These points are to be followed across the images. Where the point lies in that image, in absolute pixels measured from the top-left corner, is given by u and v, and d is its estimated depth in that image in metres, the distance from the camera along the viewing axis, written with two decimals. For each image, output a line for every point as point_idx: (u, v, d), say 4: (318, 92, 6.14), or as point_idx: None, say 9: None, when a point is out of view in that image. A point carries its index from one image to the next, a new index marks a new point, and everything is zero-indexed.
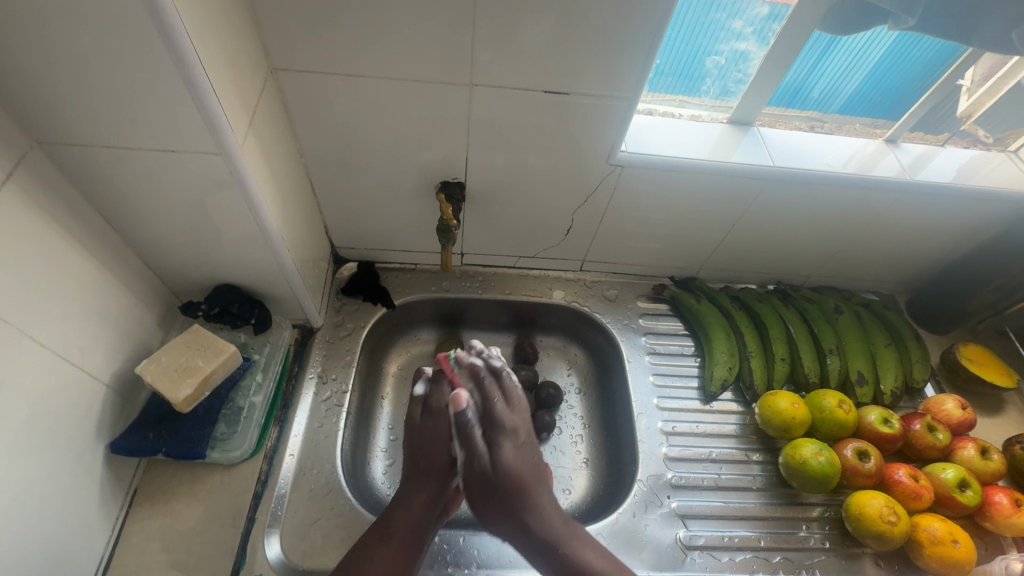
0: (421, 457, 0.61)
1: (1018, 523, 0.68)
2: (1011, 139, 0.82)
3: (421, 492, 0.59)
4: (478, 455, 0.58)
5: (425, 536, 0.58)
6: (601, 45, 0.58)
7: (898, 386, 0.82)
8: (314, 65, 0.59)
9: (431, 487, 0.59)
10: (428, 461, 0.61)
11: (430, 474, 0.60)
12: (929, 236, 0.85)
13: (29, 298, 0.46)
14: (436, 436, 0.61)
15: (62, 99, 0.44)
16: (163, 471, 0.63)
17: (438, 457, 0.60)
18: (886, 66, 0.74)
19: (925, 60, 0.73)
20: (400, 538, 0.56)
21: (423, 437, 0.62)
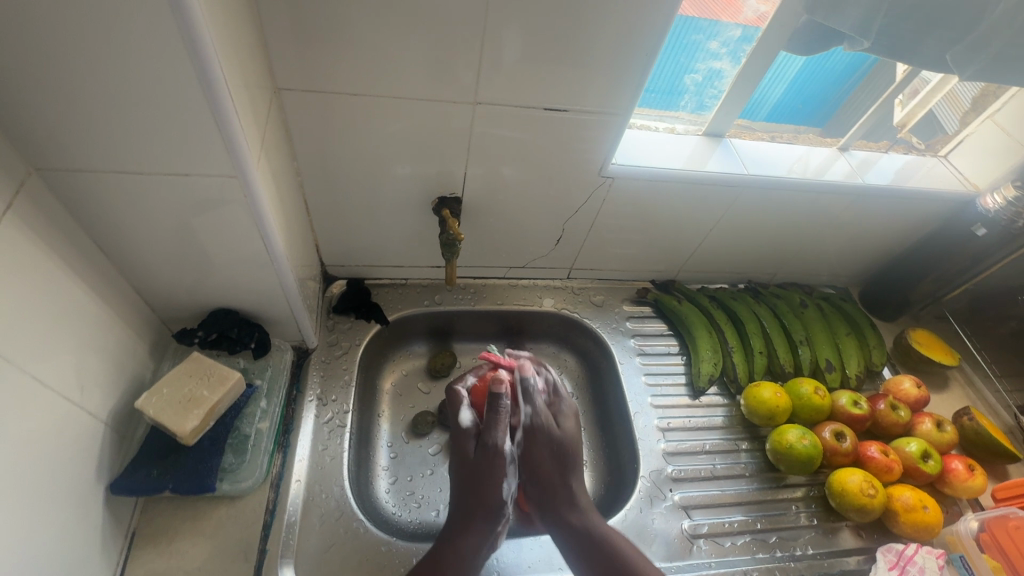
0: (470, 489, 0.64)
1: (973, 485, 0.76)
2: (940, 145, 0.93)
3: (472, 529, 0.62)
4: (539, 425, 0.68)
5: (473, 574, 0.60)
6: (591, 65, 0.63)
7: (861, 371, 0.90)
8: (319, 84, 0.61)
9: (480, 529, 0.62)
10: (479, 496, 0.64)
11: (483, 507, 0.63)
12: (878, 234, 0.94)
13: (25, 331, 0.45)
14: (483, 468, 0.65)
15: (67, 125, 0.43)
16: (164, 510, 0.61)
17: (490, 488, 0.64)
18: (804, 79, 0.82)
19: (838, 71, 0.81)
20: (461, 570, 0.59)
21: (458, 451, 0.67)
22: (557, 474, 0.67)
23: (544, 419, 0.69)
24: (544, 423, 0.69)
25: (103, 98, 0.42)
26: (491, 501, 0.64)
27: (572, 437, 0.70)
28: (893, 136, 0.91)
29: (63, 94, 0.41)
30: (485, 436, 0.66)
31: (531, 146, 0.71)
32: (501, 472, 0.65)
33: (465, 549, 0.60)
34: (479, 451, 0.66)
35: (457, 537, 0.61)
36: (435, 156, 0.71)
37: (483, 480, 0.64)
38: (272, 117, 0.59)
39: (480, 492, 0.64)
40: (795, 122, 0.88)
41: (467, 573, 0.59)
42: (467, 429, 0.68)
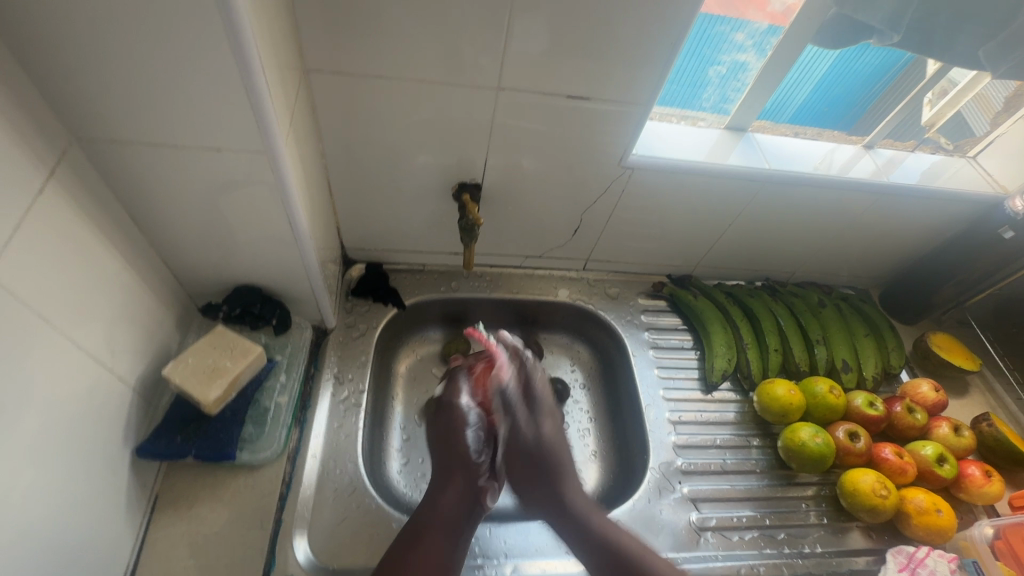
0: (446, 450, 0.65)
1: (989, 491, 0.75)
2: (968, 146, 0.90)
3: (450, 486, 0.62)
4: (523, 429, 0.67)
5: (457, 531, 0.59)
6: (616, 54, 0.63)
7: (878, 373, 0.89)
8: (347, 66, 0.62)
9: (459, 483, 0.62)
10: (455, 455, 0.64)
11: (460, 467, 0.63)
12: (902, 235, 0.93)
13: (62, 295, 0.47)
14: (453, 426, 0.66)
15: (108, 97, 0.45)
16: (185, 476, 0.63)
17: (462, 446, 0.65)
18: (832, 79, 0.81)
19: (867, 72, 0.80)
20: (440, 527, 0.58)
21: (443, 428, 0.67)
22: (535, 475, 0.65)
23: (524, 426, 0.67)
24: (524, 436, 0.67)
25: (142, 72, 0.43)
26: (468, 461, 0.64)
27: (551, 439, 0.67)
28: (919, 135, 0.89)
29: (106, 66, 0.42)
30: (458, 400, 0.68)
31: (552, 135, 0.72)
32: (466, 427, 0.66)
33: (444, 506, 0.60)
34: (454, 412, 0.67)
35: (440, 493, 0.61)
36: (457, 142, 0.72)
37: (453, 439, 0.65)
38: (301, 98, 0.60)
39: (452, 452, 0.64)
40: (819, 126, 0.87)
41: (447, 530, 0.58)
42: (451, 398, 0.69)
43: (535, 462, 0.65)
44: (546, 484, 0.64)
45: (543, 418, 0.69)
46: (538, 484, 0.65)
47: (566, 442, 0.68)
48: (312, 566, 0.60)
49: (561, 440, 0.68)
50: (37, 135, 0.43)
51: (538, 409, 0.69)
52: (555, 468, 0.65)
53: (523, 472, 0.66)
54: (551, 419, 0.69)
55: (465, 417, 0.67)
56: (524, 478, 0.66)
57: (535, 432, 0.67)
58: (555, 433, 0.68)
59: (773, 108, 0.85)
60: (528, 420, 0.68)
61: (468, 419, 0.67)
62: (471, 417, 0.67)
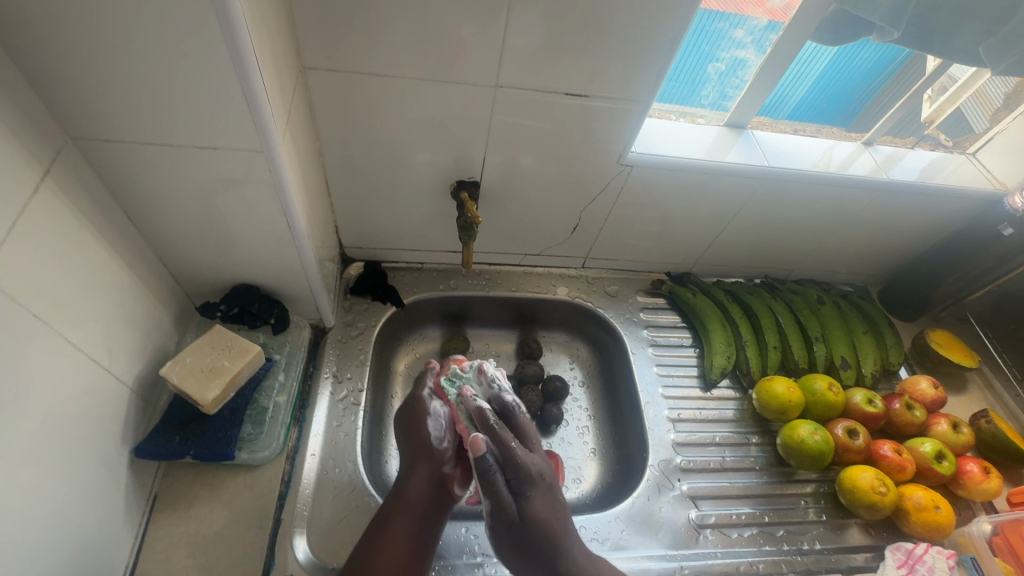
0: (410, 440, 0.65)
1: (987, 488, 0.75)
2: (969, 143, 0.90)
3: (416, 472, 0.63)
4: (506, 504, 0.60)
5: (425, 516, 0.60)
6: (616, 51, 0.62)
7: (877, 369, 0.89)
8: (344, 64, 0.61)
9: (424, 470, 0.63)
10: (418, 442, 0.65)
11: (422, 454, 0.64)
12: (901, 232, 0.93)
13: (59, 294, 0.47)
14: (414, 416, 0.67)
15: (102, 96, 0.44)
16: (185, 475, 0.63)
17: (422, 433, 0.65)
18: (831, 76, 0.81)
19: (865, 69, 0.80)
20: (407, 512, 0.59)
21: (407, 417, 0.67)
22: (523, 553, 0.59)
23: (506, 502, 0.60)
24: (512, 509, 0.60)
25: (138, 70, 0.43)
26: (430, 448, 0.64)
27: (546, 516, 0.60)
28: (919, 133, 0.89)
29: (101, 65, 0.42)
30: (421, 391, 0.69)
31: (550, 133, 0.71)
32: (428, 417, 0.66)
33: (409, 490, 0.61)
34: (416, 403, 0.68)
35: (406, 478, 0.62)
36: (455, 139, 0.71)
37: (414, 427, 0.66)
38: (298, 96, 0.60)
39: (415, 441, 0.65)
40: (819, 122, 0.87)
41: (413, 515, 0.59)
42: (416, 391, 0.70)
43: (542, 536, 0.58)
44: (539, 560, 0.58)
45: (530, 492, 0.61)
46: (529, 557, 0.58)
47: (558, 512, 0.61)
48: (312, 565, 0.60)
49: (551, 513, 0.61)
50: (31, 134, 0.43)
51: (525, 480, 0.61)
52: (547, 540, 0.59)
53: (528, 557, 0.58)
54: (541, 492, 0.62)
55: (426, 408, 0.67)
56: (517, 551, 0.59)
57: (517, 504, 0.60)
58: (545, 509, 0.61)
59: (770, 105, 0.85)
60: (518, 475, 0.61)
61: (430, 409, 0.67)
62: (434, 407, 0.67)
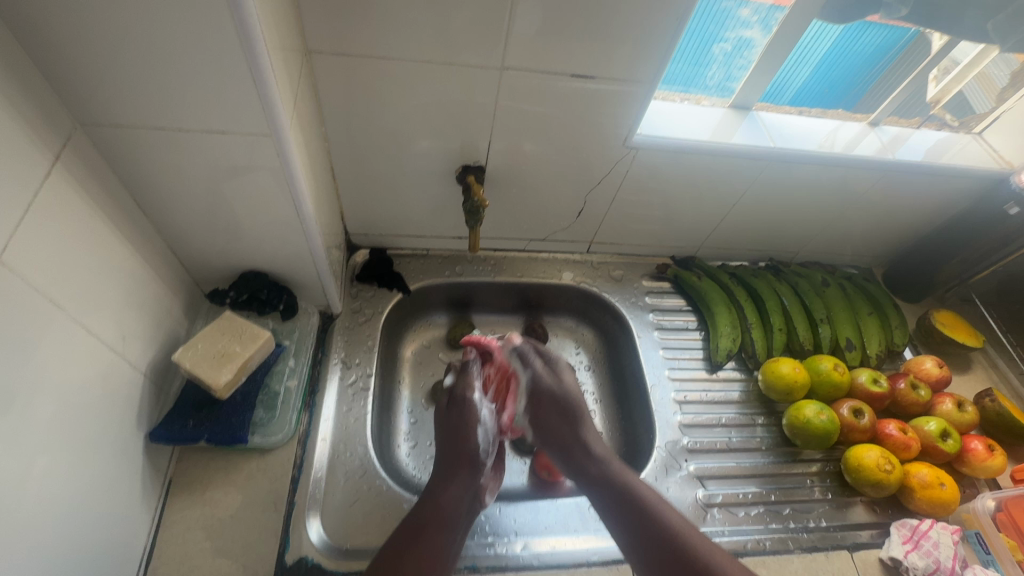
0: (452, 448, 0.65)
1: (992, 465, 0.76)
2: (975, 122, 0.89)
3: (455, 483, 0.62)
4: (540, 377, 0.70)
5: (456, 529, 0.58)
6: (623, 32, 0.62)
7: (882, 350, 0.89)
8: (349, 48, 0.61)
9: (463, 479, 0.62)
10: (461, 452, 0.64)
11: (466, 463, 0.64)
12: (905, 214, 0.93)
13: (70, 280, 0.47)
14: (463, 421, 0.67)
15: (109, 81, 0.44)
16: (198, 460, 0.64)
17: (471, 442, 0.65)
18: (834, 60, 0.80)
19: (868, 52, 0.80)
20: (443, 525, 0.57)
21: (453, 422, 0.67)
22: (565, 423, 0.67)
23: (544, 376, 0.71)
24: (546, 384, 0.70)
25: (145, 54, 0.43)
26: (473, 459, 0.64)
27: (571, 387, 0.71)
28: (924, 113, 0.88)
29: (108, 49, 0.42)
30: (471, 395, 0.69)
31: (555, 117, 0.71)
32: (477, 425, 0.67)
33: (448, 500, 0.60)
34: (465, 406, 0.68)
35: (444, 487, 0.61)
36: (460, 124, 0.71)
37: (460, 433, 0.66)
38: (303, 81, 0.59)
39: (461, 449, 0.64)
40: (821, 107, 0.86)
41: (448, 526, 0.57)
42: (463, 391, 0.69)
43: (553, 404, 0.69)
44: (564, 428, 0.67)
45: (552, 411, 0.69)
46: (549, 416, 0.69)
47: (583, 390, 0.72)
48: (326, 546, 0.61)
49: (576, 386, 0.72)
50: (41, 119, 0.43)
51: (553, 398, 0.69)
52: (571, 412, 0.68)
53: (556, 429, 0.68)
54: (571, 373, 0.73)
55: (476, 413, 0.68)
56: (560, 415, 0.68)
57: (555, 380, 0.70)
58: (572, 386, 0.71)
59: (772, 93, 0.84)
60: (551, 375, 0.71)
61: (478, 416, 0.68)
62: (481, 413, 0.69)
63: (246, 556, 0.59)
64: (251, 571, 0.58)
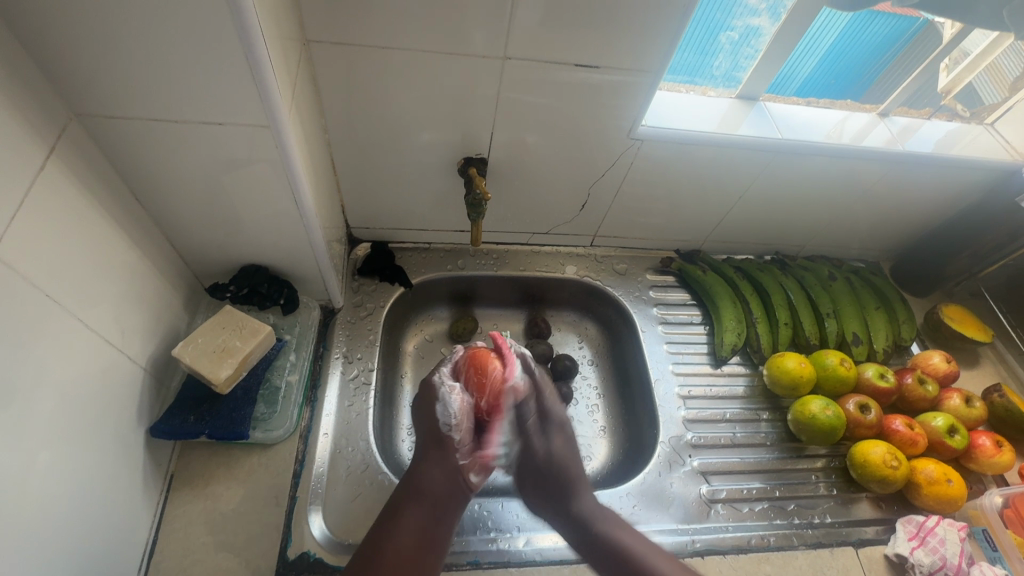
0: (424, 427, 0.63)
1: (1000, 461, 0.75)
2: (986, 113, 0.88)
3: (430, 463, 0.60)
4: (535, 451, 0.65)
5: (439, 509, 0.57)
6: (628, 21, 0.61)
7: (889, 345, 0.88)
8: (348, 38, 0.60)
9: (439, 460, 0.60)
10: (430, 430, 0.62)
11: (437, 443, 0.61)
12: (915, 207, 0.91)
13: (67, 273, 0.46)
14: (427, 398, 0.64)
15: (103, 71, 0.43)
16: (200, 454, 0.64)
17: (434, 420, 0.62)
18: (841, 50, 0.79)
19: (875, 43, 0.78)
20: (421, 502, 0.57)
21: (421, 404, 0.64)
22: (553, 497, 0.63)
23: (536, 446, 0.65)
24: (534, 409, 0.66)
25: (140, 45, 0.42)
26: (443, 437, 0.61)
27: (560, 453, 0.65)
28: (935, 103, 0.86)
29: (101, 38, 0.41)
30: (437, 375, 0.65)
31: (559, 109, 0.70)
32: (438, 400, 0.62)
33: (423, 482, 0.58)
34: (428, 387, 0.64)
35: (420, 467, 0.60)
36: (462, 115, 0.70)
37: (427, 414, 0.62)
38: (302, 72, 0.58)
39: (429, 427, 0.62)
40: (829, 97, 0.85)
41: (427, 506, 0.57)
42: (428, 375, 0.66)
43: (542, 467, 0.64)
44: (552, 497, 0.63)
45: (552, 434, 0.67)
46: (537, 489, 0.64)
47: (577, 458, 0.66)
48: (327, 541, 0.60)
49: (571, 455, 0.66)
50: (34, 109, 0.42)
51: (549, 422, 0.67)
52: (564, 484, 0.63)
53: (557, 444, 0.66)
54: (560, 434, 0.67)
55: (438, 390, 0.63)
56: (538, 491, 0.64)
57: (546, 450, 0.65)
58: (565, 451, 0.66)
59: (778, 84, 0.82)
60: (542, 441, 0.65)
61: (439, 391, 0.63)
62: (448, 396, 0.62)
63: (248, 551, 0.59)
64: (253, 566, 0.58)
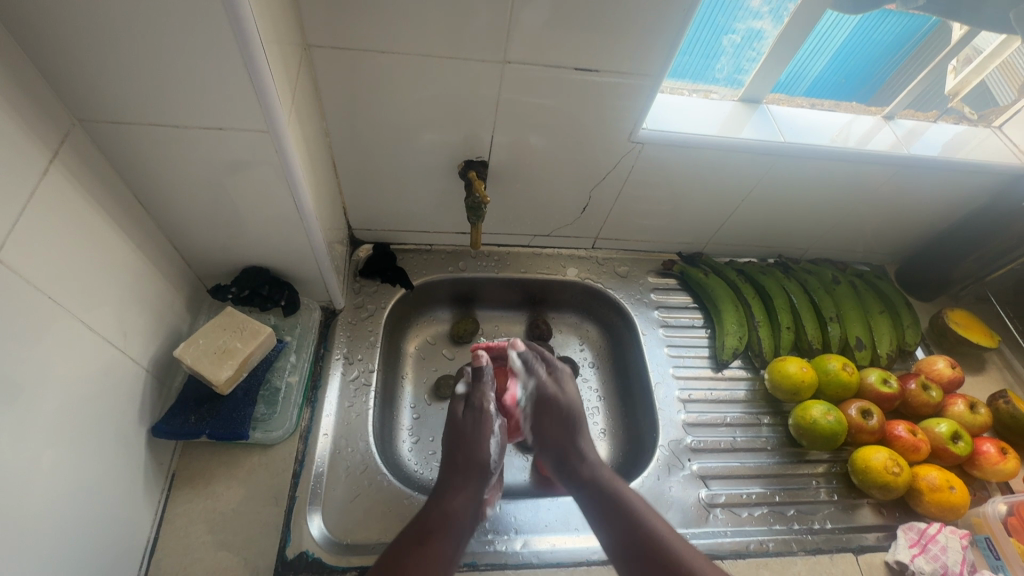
0: (463, 456, 0.62)
1: (1004, 469, 0.75)
2: (994, 116, 0.87)
3: (463, 490, 0.60)
4: (495, 455, 0.64)
5: (462, 534, 0.57)
6: (629, 25, 0.61)
7: (893, 350, 0.87)
8: (349, 42, 0.60)
9: (472, 488, 0.60)
10: (472, 459, 0.62)
11: (476, 471, 0.62)
12: (920, 210, 0.90)
13: (68, 275, 0.47)
14: (475, 431, 0.64)
15: (105, 77, 0.44)
16: (201, 454, 0.65)
17: (482, 452, 0.63)
18: (851, 49, 0.78)
19: (887, 42, 0.78)
20: (450, 531, 0.56)
21: (466, 429, 0.65)
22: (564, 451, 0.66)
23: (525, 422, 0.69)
24: (550, 393, 0.68)
25: (140, 51, 0.42)
26: (482, 467, 0.62)
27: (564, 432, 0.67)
28: (942, 106, 0.86)
29: (103, 46, 0.42)
30: (487, 405, 0.67)
31: (559, 111, 0.70)
32: (489, 436, 0.64)
33: (455, 509, 0.58)
34: (480, 416, 0.66)
35: (454, 495, 0.59)
36: (463, 118, 0.70)
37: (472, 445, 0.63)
38: (303, 76, 0.59)
39: (470, 458, 0.62)
40: (836, 98, 0.84)
41: (456, 534, 0.56)
42: (477, 399, 0.67)
43: (556, 416, 0.66)
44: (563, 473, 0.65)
45: (552, 431, 0.67)
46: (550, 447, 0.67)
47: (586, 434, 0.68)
48: (326, 541, 0.61)
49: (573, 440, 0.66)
50: (37, 115, 0.43)
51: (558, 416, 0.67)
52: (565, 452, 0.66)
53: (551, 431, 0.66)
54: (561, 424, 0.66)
55: (489, 425, 0.65)
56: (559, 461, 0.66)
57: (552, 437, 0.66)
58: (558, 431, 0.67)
59: (784, 83, 0.82)
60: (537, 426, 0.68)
61: (492, 427, 0.65)
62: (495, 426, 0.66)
63: (247, 550, 0.59)
64: (252, 565, 0.58)
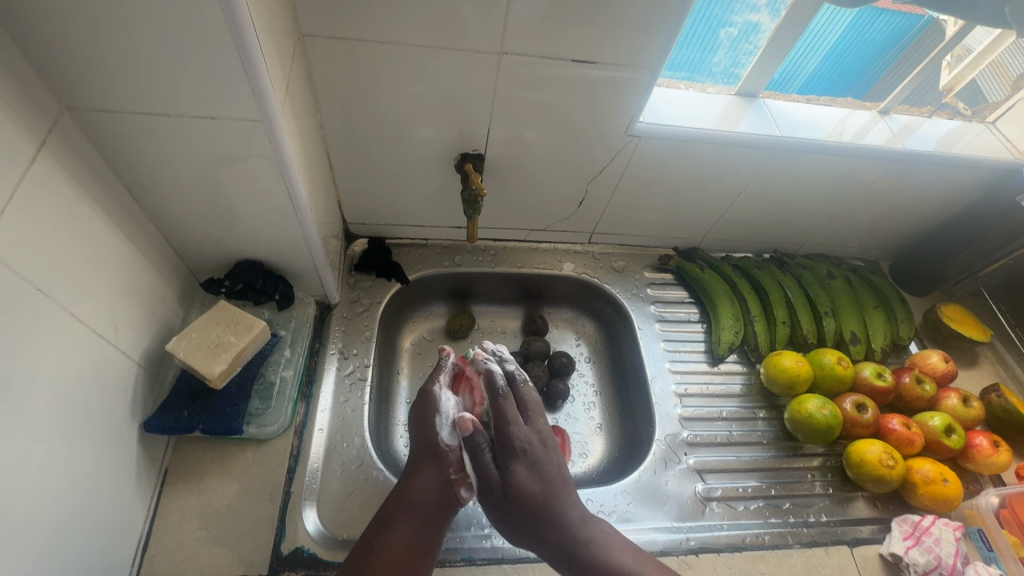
0: (420, 437, 0.62)
1: (996, 462, 0.75)
2: (988, 112, 0.87)
3: (420, 473, 0.59)
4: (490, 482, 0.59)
5: (429, 518, 0.57)
6: (628, 17, 0.60)
7: (887, 344, 0.88)
8: (344, 33, 0.59)
9: (429, 470, 0.60)
10: (427, 441, 0.62)
11: (432, 456, 0.61)
12: (915, 205, 0.91)
13: (58, 265, 0.46)
14: (427, 412, 0.64)
15: (92, 64, 0.43)
16: (194, 450, 0.64)
17: (433, 433, 0.62)
18: (843, 48, 0.78)
19: (878, 42, 0.78)
20: (411, 513, 0.56)
21: (420, 412, 0.64)
22: (534, 449, 0.65)
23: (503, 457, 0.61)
24: (516, 417, 0.64)
25: (130, 39, 0.41)
26: (437, 451, 0.61)
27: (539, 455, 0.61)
28: (936, 101, 0.85)
29: (92, 33, 0.41)
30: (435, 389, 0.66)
31: (556, 105, 0.70)
32: (438, 414, 0.63)
33: (415, 490, 0.58)
34: (429, 399, 0.65)
35: (412, 476, 0.59)
36: (460, 111, 0.70)
37: (424, 425, 0.63)
38: (297, 66, 0.58)
39: (423, 441, 0.62)
40: (831, 95, 0.84)
41: (415, 516, 0.56)
42: (428, 386, 0.66)
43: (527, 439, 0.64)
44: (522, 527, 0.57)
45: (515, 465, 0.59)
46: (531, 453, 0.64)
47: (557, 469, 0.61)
48: (321, 536, 0.61)
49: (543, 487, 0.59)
50: (25, 102, 0.42)
51: (510, 452, 0.60)
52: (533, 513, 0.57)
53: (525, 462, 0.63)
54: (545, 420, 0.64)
55: (438, 404, 0.64)
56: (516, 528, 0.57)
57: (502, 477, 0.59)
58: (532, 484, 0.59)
59: (779, 80, 0.82)
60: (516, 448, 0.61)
61: (440, 407, 0.64)
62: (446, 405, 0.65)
63: (241, 546, 0.59)
64: (247, 560, 0.58)
